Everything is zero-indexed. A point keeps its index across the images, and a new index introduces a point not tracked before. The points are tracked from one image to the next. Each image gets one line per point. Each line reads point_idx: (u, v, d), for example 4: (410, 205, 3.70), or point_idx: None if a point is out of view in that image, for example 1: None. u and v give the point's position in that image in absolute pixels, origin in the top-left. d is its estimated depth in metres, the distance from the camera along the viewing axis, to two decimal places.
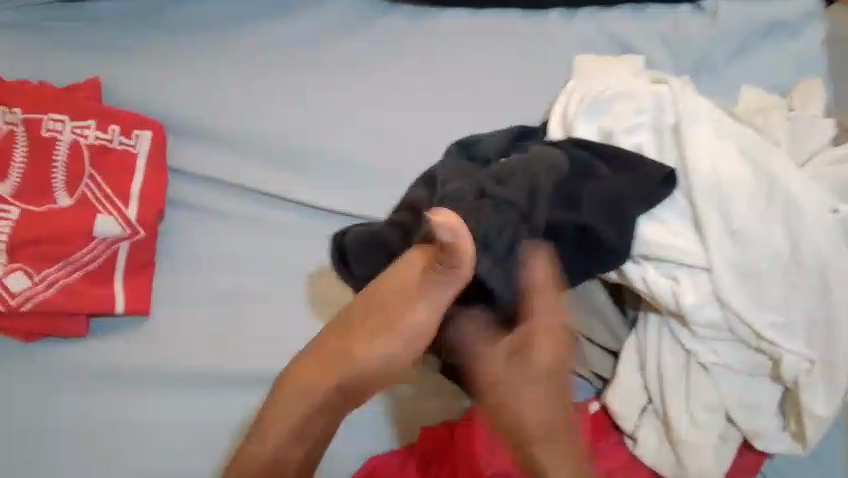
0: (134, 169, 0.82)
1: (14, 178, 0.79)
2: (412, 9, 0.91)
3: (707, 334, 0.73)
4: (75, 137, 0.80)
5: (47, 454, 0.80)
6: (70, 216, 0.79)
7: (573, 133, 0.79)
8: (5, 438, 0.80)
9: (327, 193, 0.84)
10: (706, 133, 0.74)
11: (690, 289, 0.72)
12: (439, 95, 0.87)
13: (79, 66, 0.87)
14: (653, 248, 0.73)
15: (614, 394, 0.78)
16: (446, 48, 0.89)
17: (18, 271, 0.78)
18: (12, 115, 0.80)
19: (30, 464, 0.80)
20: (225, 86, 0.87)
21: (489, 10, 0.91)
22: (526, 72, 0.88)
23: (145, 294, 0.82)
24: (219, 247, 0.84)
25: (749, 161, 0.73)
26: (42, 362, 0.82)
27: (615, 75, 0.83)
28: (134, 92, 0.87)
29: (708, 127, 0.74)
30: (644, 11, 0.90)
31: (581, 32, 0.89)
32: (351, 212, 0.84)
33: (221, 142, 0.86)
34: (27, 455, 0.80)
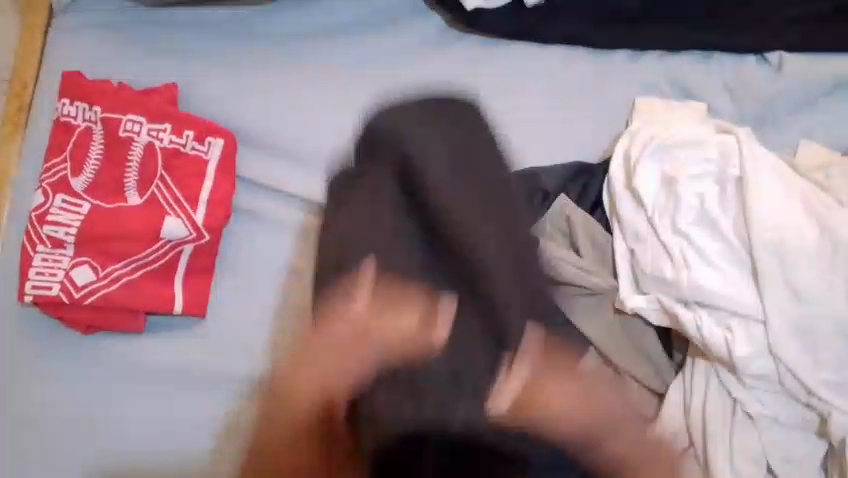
0: (204, 173, 0.83)
1: (87, 174, 0.82)
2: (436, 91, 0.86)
3: (757, 385, 0.75)
4: (150, 139, 0.82)
5: (95, 438, 0.80)
6: (139, 215, 0.80)
7: (635, 171, 0.81)
8: (56, 420, 0.81)
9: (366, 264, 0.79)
10: (754, 148, 0.78)
11: (743, 339, 0.74)
12: (509, 132, 0.89)
13: (159, 70, 0.89)
14: (708, 295, 0.75)
15: (655, 434, 0.78)
16: (515, 84, 0.91)
17: (84, 265, 0.80)
18: (93, 113, 0.84)
19: (72, 450, 0.80)
20: (293, 100, 0.89)
21: (558, 45, 0.92)
22: (589, 115, 0.90)
23: (204, 295, 0.82)
24: (276, 257, 0.85)
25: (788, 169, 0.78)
26: (101, 353, 0.83)
27: (683, 118, 0.84)
28: (210, 100, 0.89)
29: (744, 133, 0.80)
30: (712, 58, 0.91)
31: (644, 76, 0.91)
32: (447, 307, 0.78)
33: (277, 152, 0.88)
34: (72, 442, 0.80)
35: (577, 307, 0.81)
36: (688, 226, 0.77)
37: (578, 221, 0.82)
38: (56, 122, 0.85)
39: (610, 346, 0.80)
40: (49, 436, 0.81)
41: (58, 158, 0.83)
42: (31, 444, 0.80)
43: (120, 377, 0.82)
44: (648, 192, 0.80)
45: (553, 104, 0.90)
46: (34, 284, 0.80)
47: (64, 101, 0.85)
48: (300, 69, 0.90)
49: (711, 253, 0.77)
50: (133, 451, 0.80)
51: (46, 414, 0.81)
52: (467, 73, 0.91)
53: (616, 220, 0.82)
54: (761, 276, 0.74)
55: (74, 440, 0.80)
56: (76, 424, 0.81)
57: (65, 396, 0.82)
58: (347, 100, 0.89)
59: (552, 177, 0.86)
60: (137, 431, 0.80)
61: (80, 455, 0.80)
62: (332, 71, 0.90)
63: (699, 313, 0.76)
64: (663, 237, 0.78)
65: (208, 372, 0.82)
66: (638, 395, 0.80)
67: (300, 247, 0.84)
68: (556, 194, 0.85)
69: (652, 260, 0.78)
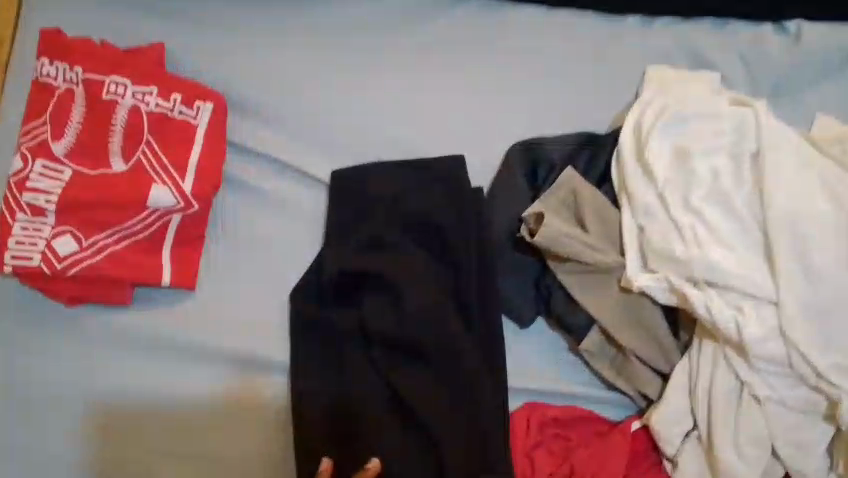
0: (193, 139, 0.78)
1: (68, 138, 0.77)
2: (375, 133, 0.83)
3: (766, 367, 0.72)
4: (135, 102, 0.78)
5: (85, 413, 0.78)
6: (124, 182, 0.76)
7: (646, 145, 0.77)
8: (43, 394, 0.79)
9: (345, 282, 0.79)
10: (772, 123, 0.75)
11: (754, 320, 0.72)
12: (513, 100, 0.85)
13: (145, 28, 0.84)
14: (718, 275, 0.73)
15: (658, 416, 0.75)
16: (520, 49, 0.87)
17: (67, 234, 0.76)
18: (74, 73, 0.79)
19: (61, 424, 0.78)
20: (287, 62, 0.85)
21: (566, 8, 0.88)
22: (596, 82, 0.86)
23: (193, 266, 0.79)
24: (272, 229, 0.82)
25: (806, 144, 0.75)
26: (86, 326, 0.80)
27: (695, 89, 0.80)
28: (199, 60, 0.84)
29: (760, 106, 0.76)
30: (725, 26, 0.87)
31: (655, 42, 0.87)
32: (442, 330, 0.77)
33: (271, 119, 0.84)
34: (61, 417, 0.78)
35: (580, 284, 0.78)
36: (700, 203, 0.75)
37: (584, 196, 0.79)
38: (35, 83, 0.80)
39: (619, 329, 0.77)
40: (36, 411, 0.78)
41: (37, 121, 0.79)
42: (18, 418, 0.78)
43: (107, 351, 0.79)
44: (660, 166, 0.76)
45: (559, 70, 0.86)
46: (12, 253, 0.76)
47: (43, 61, 0.80)
48: (293, 29, 0.85)
49: (724, 231, 0.74)
50: (124, 425, 0.78)
51: (31, 388, 0.78)
52: (469, 36, 0.87)
53: (624, 195, 0.78)
54: (775, 255, 0.72)
55: (60, 417, 0.78)
56: (64, 398, 0.78)
57: (48, 371, 0.79)
58: (343, 64, 0.85)
59: (559, 148, 0.82)
60: (128, 406, 0.78)
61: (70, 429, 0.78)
62: (326, 31, 0.86)
63: (709, 293, 0.73)
64: (675, 214, 0.75)
65: (198, 347, 0.79)
66: (642, 375, 0.78)
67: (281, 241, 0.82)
68: (561, 166, 0.82)
69: (661, 236, 0.75)
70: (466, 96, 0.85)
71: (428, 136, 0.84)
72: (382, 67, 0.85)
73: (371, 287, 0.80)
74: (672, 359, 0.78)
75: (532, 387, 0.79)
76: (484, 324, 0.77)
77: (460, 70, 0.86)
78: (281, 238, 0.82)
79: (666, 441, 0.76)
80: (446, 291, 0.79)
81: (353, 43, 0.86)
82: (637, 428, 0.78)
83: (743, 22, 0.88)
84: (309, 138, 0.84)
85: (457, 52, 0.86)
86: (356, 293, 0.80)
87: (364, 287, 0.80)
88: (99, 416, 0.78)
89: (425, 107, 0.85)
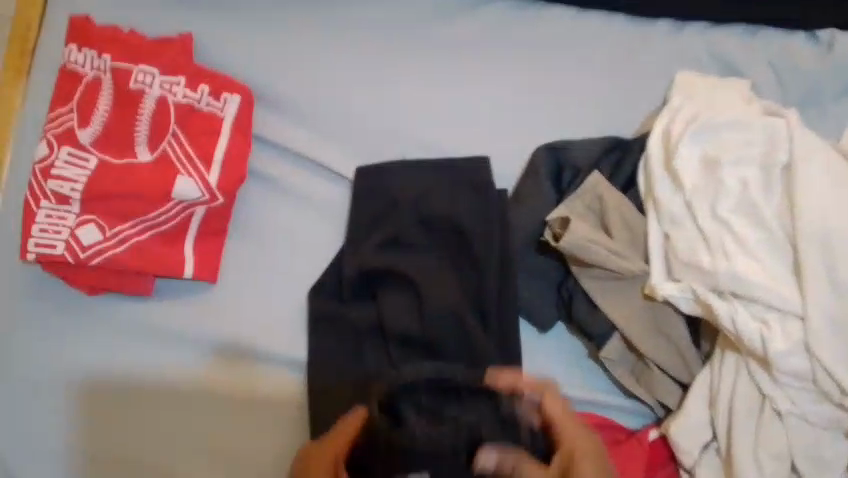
0: (219, 132, 0.78)
1: (95, 126, 0.77)
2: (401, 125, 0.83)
3: (789, 382, 0.72)
4: (162, 93, 0.78)
5: (106, 399, 0.79)
6: (150, 173, 0.76)
7: (675, 154, 0.76)
8: (64, 381, 0.80)
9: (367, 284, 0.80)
10: (804, 135, 0.74)
11: (779, 334, 0.71)
12: (539, 101, 0.84)
13: (172, 17, 0.84)
14: (743, 287, 0.72)
15: (677, 426, 0.75)
16: (549, 49, 0.85)
17: (91, 223, 0.76)
18: (102, 62, 0.78)
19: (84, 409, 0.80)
20: (313, 56, 0.84)
21: (597, 9, 0.87)
22: (622, 86, 0.85)
23: (215, 258, 0.79)
24: (293, 224, 0.82)
25: (839, 156, 0.74)
26: (107, 315, 0.80)
27: (725, 98, 0.79)
28: (225, 52, 0.84)
29: (792, 117, 0.75)
30: (757, 33, 0.86)
31: (685, 46, 0.85)
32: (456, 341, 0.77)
33: (296, 113, 0.84)
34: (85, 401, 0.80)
35: (604, 290, 0.77)
36: (728, 214, 0.74)
37: (610, 201, 0.78)
38: (62, 71, 0.80)
39: (642, 341, 0.77)
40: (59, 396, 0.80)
41: (64, 108, 0.79)
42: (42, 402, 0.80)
43: (127, 340, 0.80)
44: (688, 174, 0.76)
45: (587, 73, 0.85)
46: (37, 241, 0.76)
47: (71, 48, 0.80)
48: (320, 23, 0.85)
49: (751, 243, 0.73)
50: (144, 413, 0.79)
51: (53, 374, 0.80)
52: (497, 35, 0.85)
53: (651, 202, 0.78)
54: (803, 270, 0.71)
55: (83, 402, 0.80)
56: (85, 384, 0.80)
57: (70, 358, 0.80)
58: (369, 61, 0.84)
59: (585, 152, 0.81)
60: (147, 396, 0.79)
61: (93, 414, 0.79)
62: (353, 25, 0.85)
63: (733, 305, 0.73)
64: (702, 224, 0.74)
65: (218, 340, 0.79)
66: (663, 385, 0.78)
67: (299, 239, 0.81)
68: (586, 170, 0.81)
69: (687, 246, 0.75)
70: (492, 97, 0.84)
71: (452, 135, 0.84)
72: (408, 63, 0.85)
73: (391, 283, 0.79)
74: (694, 371, 0.77)
75: None
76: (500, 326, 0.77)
77: (486, 68, 0.85)
78: (302, 234, 0.82)
79: (685, 452, 0.76)
80: (466, 295, 0.78)
81: (379, 39, 0.85)
82: (655, 437, 0.78)
83: (775, 29, 0.86)
84: (334, 135, 0.84)
85: (484, 51, 0.85)
86: (376, 288, 0.80)
87: (384, 287, 0.79)
88: (118, 406, 0.79)
89: (450, 105, 0.84)
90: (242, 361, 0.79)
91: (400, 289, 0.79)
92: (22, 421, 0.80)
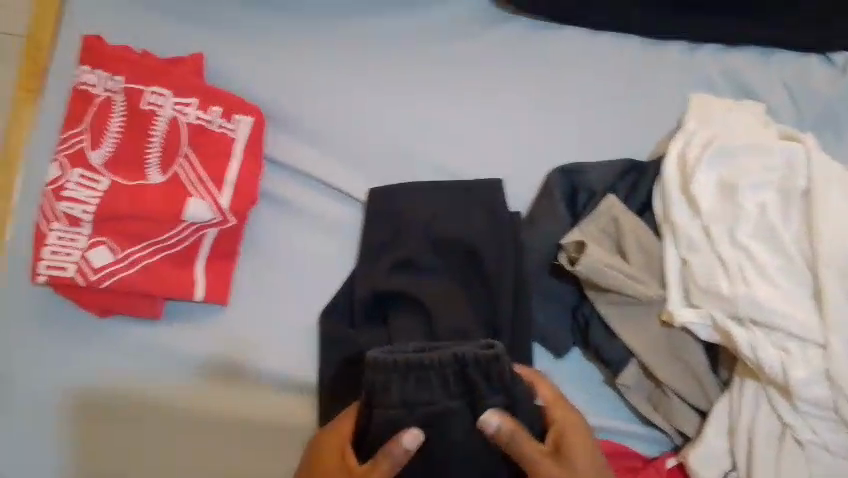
0: (231, 153, 0.77)
1: (106, 147, 0.76)
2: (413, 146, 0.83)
3: (810, 410, 0.70)
4: (175, 114, 0.77)
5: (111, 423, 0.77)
6: (162, 194, 0.75)
7: (693, 178, 0.76)
8: (69, 404, 0.78)
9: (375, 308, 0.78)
10: (823, 160, 0.73)
11: (800, 361, 0.70)
12: (552, 123, 0.84)
13: (184, 39, 0.83)
14: (763, 313, 0.71)
15: (696, 454, 0.74)
16: (562, 72, 0.85)
17: (101, 246, 0.76)
18: (114, 82, 0.78)
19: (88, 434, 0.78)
20: (325, 78, 0.84)
21: (610, 32, 0.86)
22: (636, 109, 0.84)
23: (226, 280, 0.78)
24: (304, 246, 0.81)
25: None
26: (114, 338, 0.79)
27: (741, 122, 0.79)
28: (237, 73, 0.83)
29: (809, 141, 0.75)
30: (771, 55, 0.85)
31: (700, 69, 0.85)
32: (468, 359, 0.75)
33: (307, 135, 0.83)
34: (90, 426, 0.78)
35: (620, 315, 0.76)
36: (747, 239, 0.73)
37: (626, 225, 0.77)
38: (75, 92, 0.80)
39: (659, 365, 0.75)
40: (64, 420, 0.78)
41: (75, 129, 0.78)
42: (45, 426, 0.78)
43: (135, 364, 0.78)
44: (705, 200, 0.76)
45: (601, 96, 0.84)
46: (47, 264, 0.76)
47: (84, 69, 0.79)
48: (333, 44, 0.84)
49: (770, 269, 0.72)
50: (150, 438, 0.77)
51: (58, 397, 0.78)
52: (510, 57, 0.85)
53: (668, 226, 0.77)
54: (823, 296, 0.70)
55: (87, 426, 0.78)
56: (91, 408, 0.78)
57: (77, 382, 0.78)
58: (381, 83, 0.84)
59: (601, 175, 0.80)
60: (153, 421, 0.77)
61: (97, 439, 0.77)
62: (366, 47, 0.84)
63: (753, 332, 0.72)
64: (720, 250, 0.74)
65: (227, 365, 0.78)
66: (680, 411, 0.76)
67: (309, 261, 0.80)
68: (601, 193, 0.80)
69: (704, 272, 0.74)
70: (506, 119, 0.84)
71: (465, 157, 0.83)
72: (421, 85, 0.84)
73: (402, 305, 0.78)
74: (711, 397, 0.76)
75: None
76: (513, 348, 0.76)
77: (499, 90, 0.84)
78: (313, 256, 0.80)
79: None
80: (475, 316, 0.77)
81: (392, 61, 0.84)
82: (672, 465, 0.76)
83: (790, 52, 0.85)
84: (345, 156, 0.83)
85: (497, 73, 0.85)
86: (387, 310, 0.78)
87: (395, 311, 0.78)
88: (124, 430, 0.77)
89: (463, 127, 0.83)
90: (251, 385, 0.77)
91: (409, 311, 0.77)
92: (23, 446, 0.78)
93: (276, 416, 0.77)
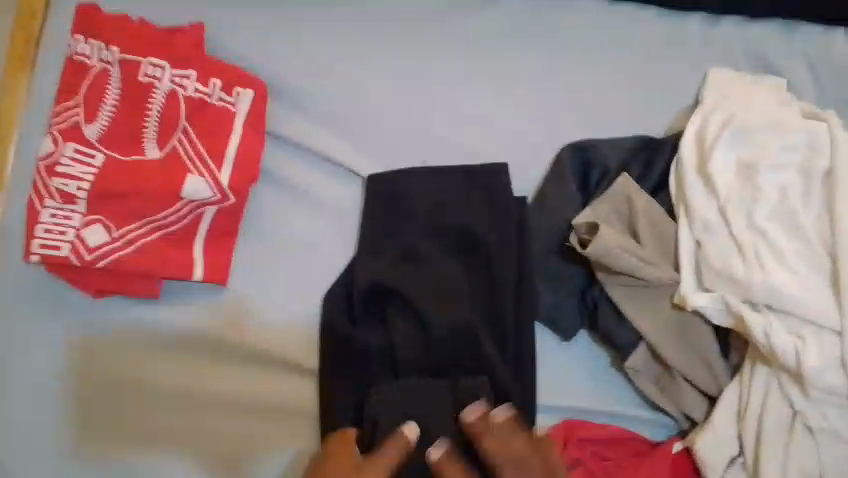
0: (232, 128, 0.75)
1: (102, 122, 0.74)
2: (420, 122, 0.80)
3: (824, 398, 0.68)
4: (173, 87, 0.74)
5: (109, 405, 0.76)
6: (159, 171, 0.73)
7: (709, 158, 0.73)
8: (67, 384, 0.77)
9: (373, 297, 0.76)
10: (847, 143, 0.71)
11: (814, 349, 0.68)
12: (564, 99, 0.81)
13: (182, 6, 0.80)
14: (778, 298, 0.69)
15: (704, 440, 0.72)
16: (576, 44, 0.81)
17: (96, 224, 0.73)
18: (109, 52, 0.75)
19: (85, 416, 0.76)
20: (329, 49, 0.81)
21: (628, 2, 0.82)
22: (651, 84, 0.81)
23: (226, 260, 0.76)
24: (306, 224, 0.79)
25: None
26: (113, 317, 0.77)
27: (761, 99, 0.76)
28: (237, 43, 0.80)
29: (834, 121, 0.72)
30: (794, 28, 0.82)
31: (718, 42, 0.82)
32: (468, 354, 0.73)
33: (309, 108, 0.80)
34: (87, 407, 0.76)
35: (630, 298, 0.74)
36: (764, 221, 0.71)
37: (639, 204, 0.75)
38: (68, 62, 0.77)
39: (669, 355, 0.74)
40: (60, 400, 0.76)
41: (69, 101, 0.76)
42: (40, 406, 0.76)
43: (133, 343, 0.77)
44: (722, 178, 0.73)
45: (616, 71, 0.81)
46: (41, 242, 0.73)
47: (78, 38, 0.76)
48: (337, 14, 0.81)
49: (787, 253, 0.70)
50: (146, 422, 0.76)
51: (55, 376, 0.77)
52: (522, 28, 0.82)
53: (681, 207, 0.75)
54: (841, 282, 0.68)
55: (84, 407, 0.76)
56: (88, 388, 0.76)
57: (74, 361, 0.77)
58: (388, 54, 0.81)
59: (614, 152, 0.78)
60: (153, 404, 0.76)
61: (94, 420, 0.76)
62: (372, 17, 0.81)
63: (769, 318, 0.70)
64: (736, 232, 0.72)
65: (227, 346, 0.76)
66: (689, 396, 0.75)
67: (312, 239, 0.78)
68: (616, 170, 0.77)
69: (720, 254, 0.72)
70: (516, 93, 0.81)
71: (473, 133, 0.80)
72: (428, 56, 0.81)
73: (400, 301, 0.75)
74: (721, 382, 0.74)
75: (567, 405, 0.76)
76: (517, 341, 0.74)
77: (509, 63, 0.81)
78: (316, 235, 0.78)
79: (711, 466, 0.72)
80: (480, 307, 0.75)
81: (399, 30, 0.81)
82: (678, 450, 0.74)
83: (815, 25, 0.82)
84: (348, 131, 0.80)
85: (509, 45, 0.81)
86: (386, 311, 0.76)
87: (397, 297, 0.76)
88: (121, 412, 0.76)
89: (471, 102, 0.80)
90: (252, 365, 0.76)
91: (407, 302, 0.75)
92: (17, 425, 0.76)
93: (270, 397, 0.75)
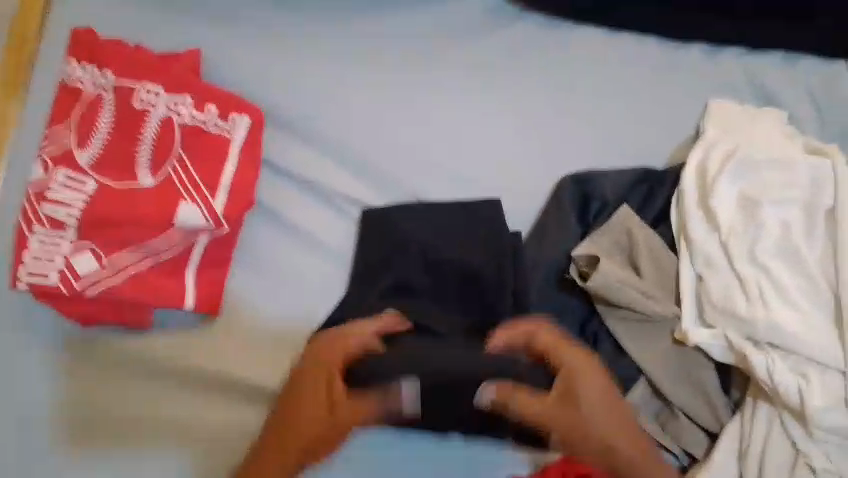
0: (227, 155, 0.74)
1: (94, 147, 0.73)
2: (419, 150, 0.79)
3: (828, 439, 0.67)
4: (167, 113, 0.73)
5: (92, 436, 0.74)
6: (153, 198, 0.72)
7: (712, 193, 0.73)
8: (50, 414, 0.74)
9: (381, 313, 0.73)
10: None
11: (818, 389, 0.67)
12: (565, 128, 0.80)
13: (180, 32, 0.79)
14: (781, 336, 0.68)
15: (709, 475, 0.70)
16: (577, 74, 0.81)
17: (87, 252, 0.72)
18: (103, 77, 0.74)
19: (67, 447, 0.73)
20: (327, 75, 0.79)
21: (630, 33, 0.82)
22: (652, 115, 0.80)
23: (218, 288, 0.74)
24: (302, 253, 0.77)
25: None
26: (101, 346, 0.76)
27: (765, 133, 0.75)
28: (234, 69, 0.79)
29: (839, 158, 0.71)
30: (797, 61, 0.81)
31: (720, 74, 0.81)
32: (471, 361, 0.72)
33: (306, 135, 0.79)
34: (69, 438, 0.74)
35: (631, 335, 0.73)
36: (767, 256, 0.70)
37: (640, 236, 0.74)
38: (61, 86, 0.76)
39: (671, 388, 0.72)
40: (42, 430, 0.74)
41: (61, 126, 0.74)
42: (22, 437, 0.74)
43: (121, 373, 0.75)
44: (724, 212, 0.73)
45: (618, 102, 0.80)
46: (29, 270, 0.72)
47: (73, 63, 0.75)
48: (337, 41, 0.80)
49: (791, 290, 0.69)
50: (127, 454, 0.73)
51: (39, 406, 0.75)
52: (523, 58, 0.81)
53: (683, 240, 0.74)
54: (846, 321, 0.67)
55: (66, 439, 0.74)
56: (72, 418, 0.74)
57: (60, 391, 0.75)
58: (387, 81, 0.80)
59: (614, 184, 0.77)
60: (137, 435, 0.73)
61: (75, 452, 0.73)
62: (372, 44, 0.80)
63: (772, 355, 0.69)
64: (739, 268, 0.71)
65: (216, 377, 0.74)
66: (689, 432, 0.73)
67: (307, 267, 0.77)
68: (615, 204, 0.77)
69: (721, 289, 0.71)
70: (516, 122, 0.80)
71: (472, 162, 0.79)
72: (428, 85, 0.80)
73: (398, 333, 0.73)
74: (723, 419, 0.73)
75: None
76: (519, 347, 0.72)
77: (510, 92, 0.80)
78: (312, 263, 0.77)
79: None
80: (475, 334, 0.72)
81: (399, 58, 0.80)
82: None
83: (816, 59, 0.81)
84: (345, 159, 0.79)
85: (510, 73, 0.80)
86: None
87: None
88: (103, 444, 0.73)
89: (471, 130, 0.79)
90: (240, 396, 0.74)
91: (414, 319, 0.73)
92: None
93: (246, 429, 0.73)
